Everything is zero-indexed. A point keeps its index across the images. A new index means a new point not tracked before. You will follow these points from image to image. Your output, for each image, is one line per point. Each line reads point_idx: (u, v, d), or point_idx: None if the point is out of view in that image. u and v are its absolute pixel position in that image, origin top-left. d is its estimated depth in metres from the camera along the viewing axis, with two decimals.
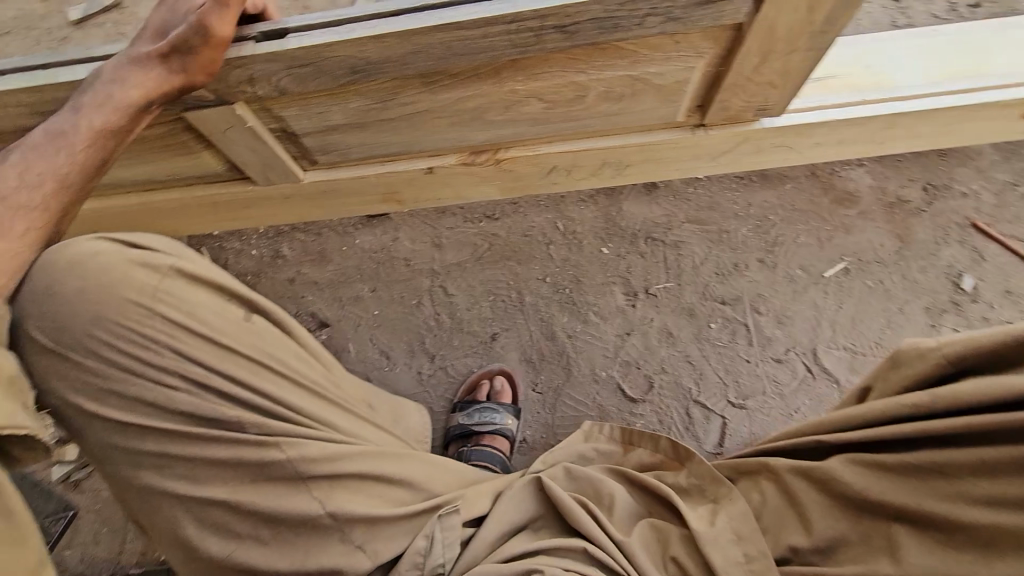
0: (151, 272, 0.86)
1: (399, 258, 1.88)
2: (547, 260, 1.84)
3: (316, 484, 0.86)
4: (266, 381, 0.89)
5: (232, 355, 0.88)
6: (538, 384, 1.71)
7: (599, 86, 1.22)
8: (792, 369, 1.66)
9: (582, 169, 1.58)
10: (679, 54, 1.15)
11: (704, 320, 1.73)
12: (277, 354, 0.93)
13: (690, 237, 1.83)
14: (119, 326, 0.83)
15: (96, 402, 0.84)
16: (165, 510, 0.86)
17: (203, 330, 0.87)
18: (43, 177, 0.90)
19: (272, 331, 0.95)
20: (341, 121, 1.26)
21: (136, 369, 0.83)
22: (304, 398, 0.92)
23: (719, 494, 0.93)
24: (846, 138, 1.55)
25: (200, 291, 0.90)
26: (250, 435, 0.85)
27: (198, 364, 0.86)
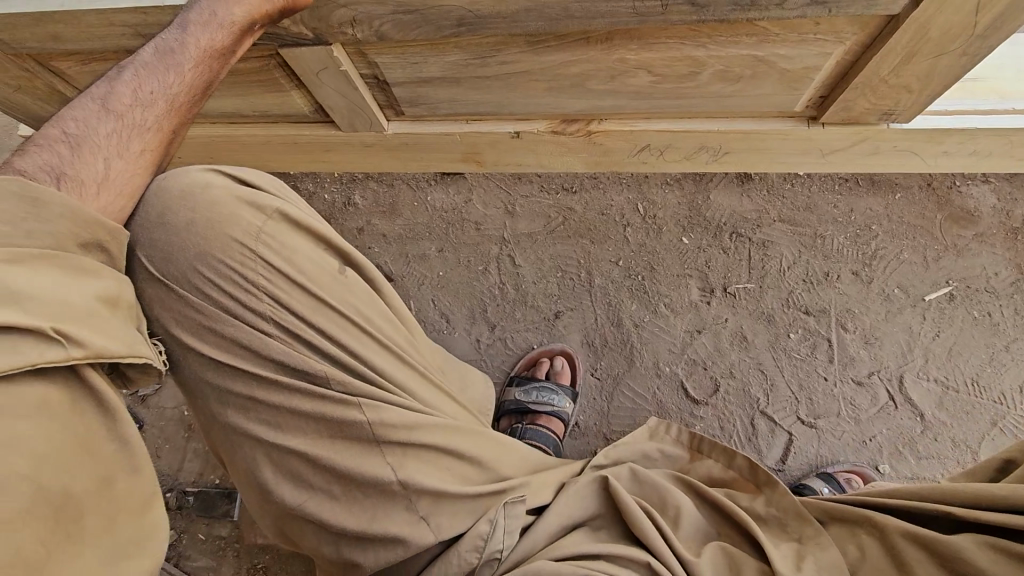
0: (256, 212, 0.86)
1: (470, 221, 1.84)
2: (621, 242, 1.76)
3: (389, 450, 0.84)
4: (354, 340, 0.87)
5: (325, 309, 0.86)
6: (597, 369, 1.67)
7: (717, 65, 1.09)
8: (873, 395, 1.56)
9: (676, 151, 1.44)
10: (817, 39, 1.01)
11: (783, 329, 1.63)
12: (368, 313, 0.91)
13: (780, 238, 1.70)
14: (222, 265, 0.82)
15: (192, 335, 0.83)
16: (246, 450, 0.84)
17: (300, 278, 0.86)
18: (155, 95, 0.87)
19: (364, 287, 0.93)
20: (435, 74, 1.19)
21: (234, 311, 0.83)
22: (388, 360, 0.90)
23: (803, 535, 0.92)
24: (987, 149, 1.36)
25: (300, 239, 0.89)
26: (333, 392, 0.82)
27: (292, 313, 0.84)
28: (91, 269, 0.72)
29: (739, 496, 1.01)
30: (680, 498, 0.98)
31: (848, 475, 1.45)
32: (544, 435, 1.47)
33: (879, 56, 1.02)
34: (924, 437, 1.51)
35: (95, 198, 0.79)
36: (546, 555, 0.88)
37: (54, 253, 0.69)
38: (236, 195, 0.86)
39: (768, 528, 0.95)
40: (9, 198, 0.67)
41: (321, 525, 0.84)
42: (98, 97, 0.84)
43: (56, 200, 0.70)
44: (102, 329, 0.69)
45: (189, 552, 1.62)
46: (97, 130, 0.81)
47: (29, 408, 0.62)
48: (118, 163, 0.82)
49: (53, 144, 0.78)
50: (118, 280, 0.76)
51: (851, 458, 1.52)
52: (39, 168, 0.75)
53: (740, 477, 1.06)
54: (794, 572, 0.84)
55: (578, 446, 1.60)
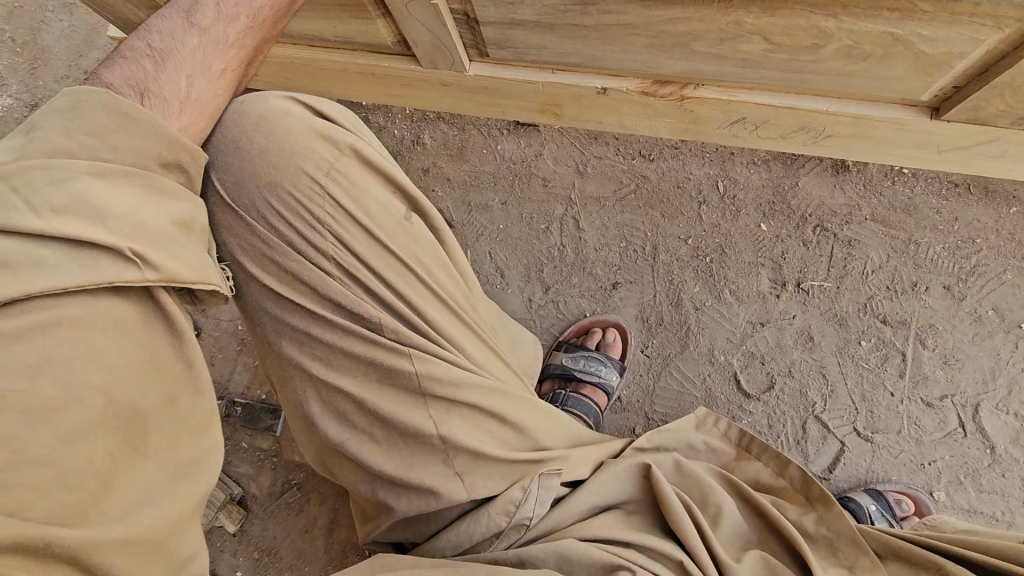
0: (332, 147, 0.84)
1: (538, 176, 1.77)
2: (694, 219, 1.67)
3: (434, 403, 0.82)
4: (413, 289, 0.85)
5: (387, 254, 0.84)
6: (648, 347, 1.62)
7: (846, 39, 0.97)
8: (941, 419, 1.46)
9: (774, 129, 1.31)
10: (973, 21, 0.87)
11: (855, 335, 1.53)
12: (429, 265, 0.88)
13: (869, 238, 1.57)
14: (291, 197, 0.81)
15: (254, 264, 0.82)
16: (295, 384, 0.84)
17: (365, 220, 0.83)
18: (239, 7, 0.81)
19: (429, 239, 0.90)
20: (530, 18, 1.11)
21: (299, 246, 0.81)
22: (441, 314, 0.87)
23: (856, 563, 0.87)
24: None
25: (369, 178, 0.86)
26: (384, 338, 0.81)
27: (355, 256, 0.82)
28: (168, 189, 0.71)
29: (785, 507, 0.97)
30: (722, 496, 0.94)
31: (898, 496, 1.38)
32: (587, 405, 1.45)
33: None
34: (989, 469, 1.42)
35: (179, 117, 0.77)
36: (572, 532, 0.86)
37: (137, 171, 0.68)
38: (311, 126, 0.84)
39: (815, 547, 0.91)
40: (99, 112, 0.68)
41: (360, 465, 0.85)
42: (183, 6, 0.79)
43: (145, 113, 0.70)
44: (176, 253, 0.68)
45: (232, 458, 1.71)
46: (181, 45, 0.78)
47: (107, 321, 0.63)
48: (202, 82, 0.79)
49: (138, 58, 0.76)
50: (195, 204, 0.75)
51: (905, 479, 1.44)
52: (125, 82, 0.74)
53: (789, 488, 1.01)
54: None
55: (617, 420, 1.58)
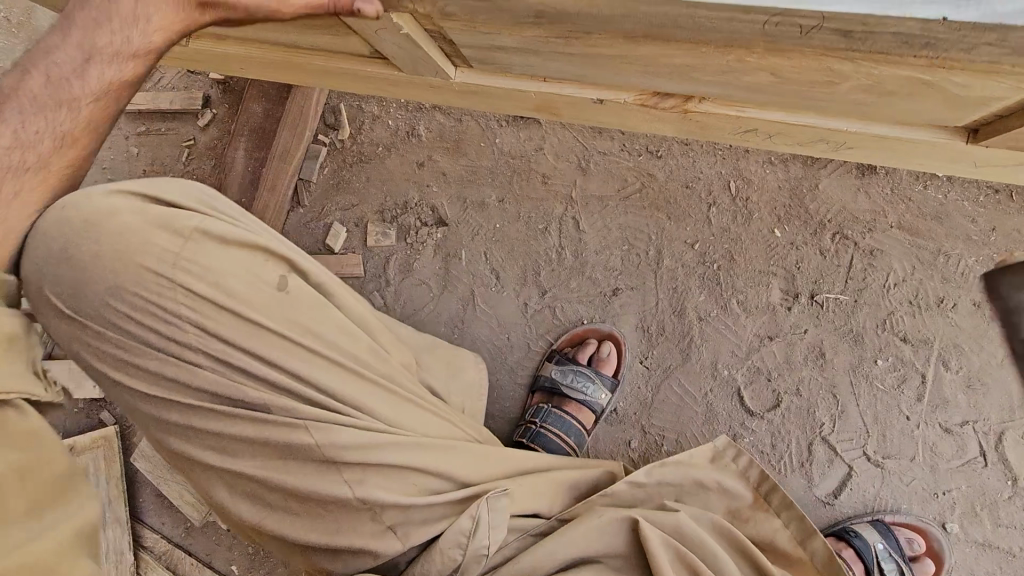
0: (173, 236, 0.75)
1: (538, 172, 1.67)
2: (702, 223, 1.55)
3: (347, 468, 0.77)
4: (298, 360, 0.79)
5: (261, 332, 0.77)
6: (648, 357, 1.54)
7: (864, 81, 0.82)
8: (960, 446, 1.37)
9: (789, 138, 1.18)
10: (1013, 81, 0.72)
11: (870, 353, 1.43)
12: (318, 328, 0.81)
13: (892, 248, 1.45)
14: (138, 299, 0.74)
15: (119, 373, 0.76)
16: (200, 475, 0.80)
17: (226, 302, 0.76)
18: (37, 134, 0.78)
19: (317, 296, 0.83)
20: (507, 45, 0.98)
21: (156, 346, 0.75)
22: (339, 376, 0.81)
23: None
24: None
25: (228, 252, 0.78)
26: (276, 415, 0.76)
27: (223, 342, 0.76)
28: None
29: None
30: (726, 565, 0.86)
31: (909, 535, 1.32)
32: (570, 423, 1.37)
33: None
34: (1010, 503, 1.33)
35: None
36: None
37: None
38: (149, 217, 0.75)
39: None
40: None
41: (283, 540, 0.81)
42: None
43: None
44: None
45: None
46: None
47: None
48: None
49: None
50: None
51: (916, 509, 1.36)
52: None
53: (807, 559, 0.93)
54: None
55: (614, 434, 1.52)
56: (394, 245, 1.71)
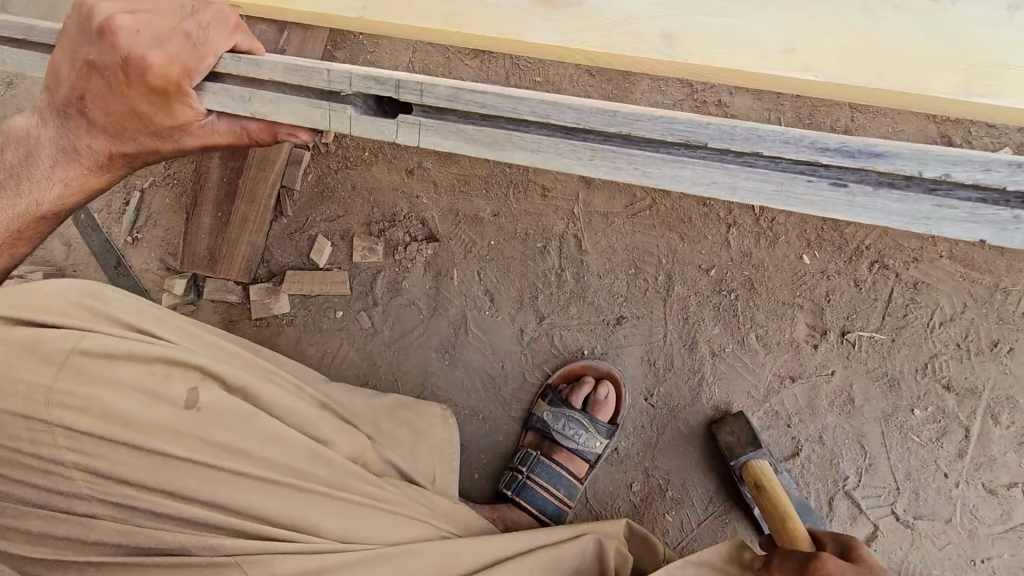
0: (49, 367, 0.81)
1: (537, 183, 1.50)
2: (720, 245, 1.38)
3: None
4: (213, 485, 0.82)
5: (160, 458, 0.81)
6: (652, 395, 1.39)
7: None
8: (1005, 509, 1.21)
9: None
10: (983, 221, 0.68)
11: (907, 401, 1.26)
12: (235, 442, 0.85)
13: (939, 281, 1.26)
14: (25, 453, 0.79)
15: (21, 547, 0.81)
16: None
17: (113, 430, 0.80)
18: None
19: (235, 404, 0.87)
20: None
21: (53, 504, 0.80)
22: (250, 488, 0.84)
23: None
24: None
25: (115, 369, 0.83)
26: (202, 557, 0.79)
27: (127, 484, 0.80)
28: None
29: None
30: None
31: None
32: (557, 475, 1.29)
33: None
34: None
35: None
36: None
37: None
38: (31, 351, 0.81)
39: None
40: None
41: None
42: None
43: None
44: None
45: None
46: None
47: None
48: None
49: None
50: None
51: None
52: None
53: None
54: None
55: (613, 475, 1.37)
56: (381, 261, 1.58)
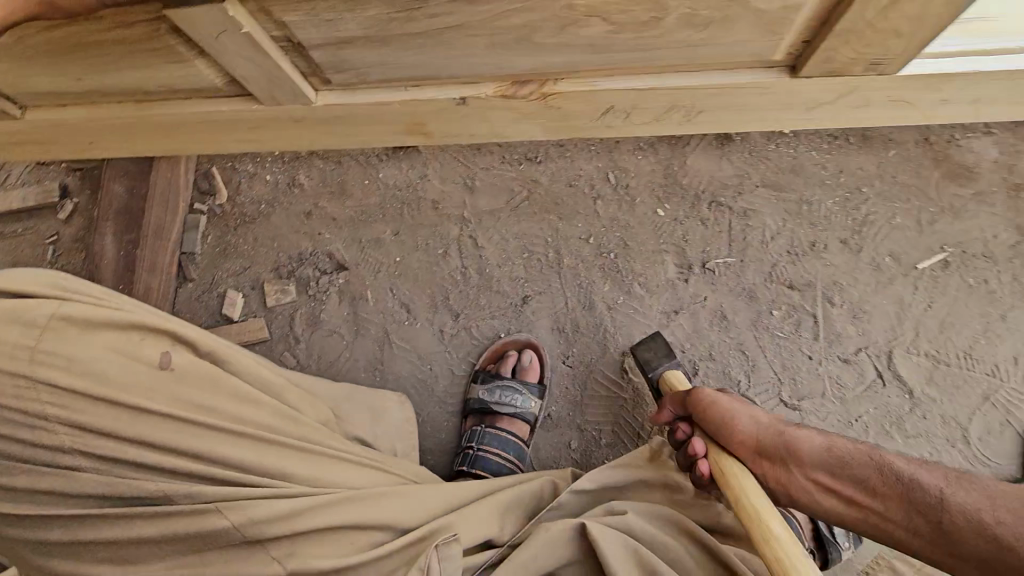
0: (29, 330, 0.80)
1: (427, 199, 1.67)
2: (592, 217, 1.61)
3: (275, 544, 0.79)
4: (191, 437, 0.82)
5: (145, 417, 0.80)
6: (569, 358, 1.52)
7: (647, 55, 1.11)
8: (860, 372, 1.48)
9: (642, 112, 1.32)
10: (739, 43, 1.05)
11: (765, 307, 1.52)
12: (209, 401, 0.86)
13: (763, 206, 1.57)
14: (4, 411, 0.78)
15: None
16: None
17: (97, 386, 0.80)
18: None
19: (207, 366, 0.89)
20: (358, 33, 1.06)
21: (27, 459, 0.79)
22: (229, 445, 0.83)
23: None
24: (992, 93, 1.22)
25: (95, 336, 0.83)
26: (180, 507, 0.78)
27: (102, 441, 0.79)
28: None
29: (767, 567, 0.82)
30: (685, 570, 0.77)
31: None
32: (504, 440, 1.37)
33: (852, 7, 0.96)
34: (913, 414, 1.45)
35: None
36: None
37: None
38: (8, 316, 0.80)
39: None
40: None
41: None
42: None
43: None
44: None
45: None
46: None
47: None
48: None
49: None
50: None
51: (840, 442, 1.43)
52: None
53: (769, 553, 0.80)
54: None
55: (552, 439, 1.47)
56: (297, 299, 1.64)
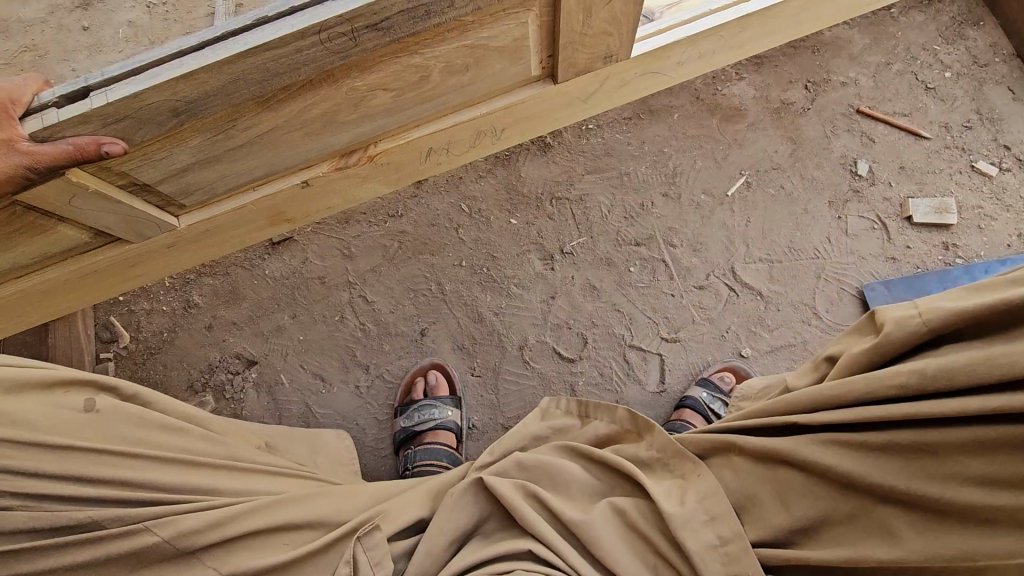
0: None
1: (313, 278, 1.84)
2: (458, 244, 1.82)
3: (209, 555, 0.90)
4: (119, 470, 0.94)
5: (76, 454, 0.93)
6: (475, 366, 1.71)
7: (440, 96, 1.35)
8: (716, 292, 1.69)
9: (460, 144, 1.56)
10: (497, 68, 1.32)
11: (623, 266, 1.74)
12: (136, 434, 1.00)
13: (593, 188, 1.82)
14: None
15: None
16: None
17: (25, 433, 0.92)
18: None
19: (131, 408, 1.02)
20: (190, 160, 1.24)
21: None
22: (157, 471, 0.96)
23: (686, 471, 0.92)
24: (713, 48, 1.55)
25: (23, 399, 0.96)
26: (109, 530, 0.87)
27: (28, 475, 0.89)
28: None
29: (624, 448, 1.00)
30: (568, 471, 0.99)
31: (719, 373, 1.58)
32: (434, 449, 1.53)
33: (562, 18, 1.23)
34: (769, 310, 1.66)
35: None
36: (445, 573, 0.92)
37: None
38: None
39: (656, 473, 0.95)
40: None
41: None
42: None
43: None
44: None
45: None
46: None
47: None
48: None
49: None
50: None
51: (719, 356, 1.64)
52: None
53: (626, 428, 1.06)
54: (678, 506, 0.85)
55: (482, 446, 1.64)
56: (215, 407, 1.74)
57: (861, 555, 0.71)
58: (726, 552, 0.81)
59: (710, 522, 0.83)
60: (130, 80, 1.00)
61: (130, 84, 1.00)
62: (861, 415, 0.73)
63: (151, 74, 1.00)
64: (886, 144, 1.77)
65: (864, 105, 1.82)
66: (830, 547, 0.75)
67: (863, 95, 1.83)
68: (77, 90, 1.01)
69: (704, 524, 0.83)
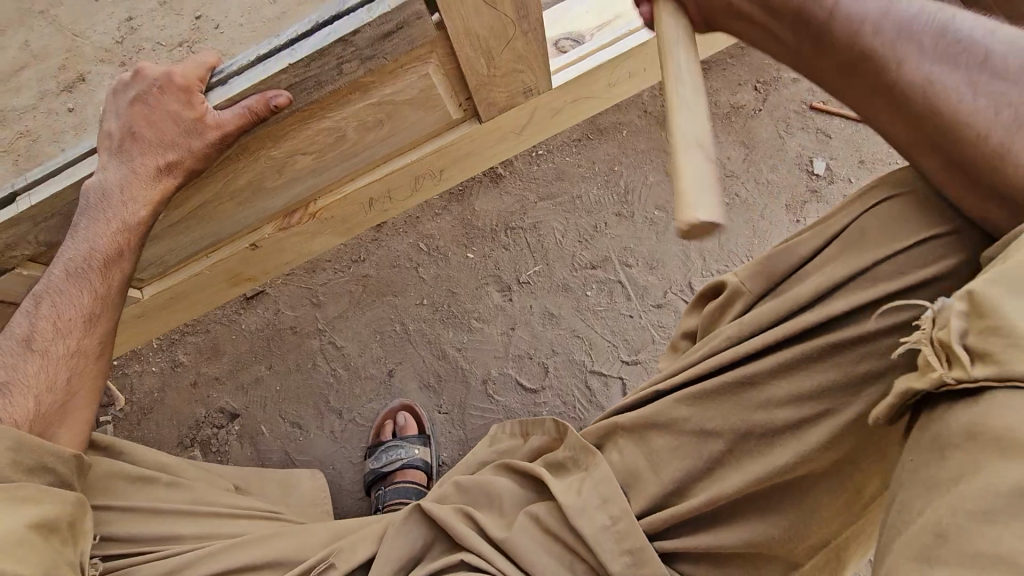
0: None
1: (286, 328, 1.90)
2: (420, 283, 1.85)
3: None
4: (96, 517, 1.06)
5: None
6: (442, 404, 1.73)
7: (358, 151, 1.37)
8: (674, 310, 1.67)
9: (400, 190, 1.59)
10: (420, 116, 1.35)
11: (581, 290, 1.73)
12: (109, 484, 1.10)
13: (547, 215, 1.82)
14: None
15: None
16: None
17: None
18: None
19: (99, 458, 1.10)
20: None
21: None
22: (124, 521, 1.07)
23: (590, 464, 0.92)
24: (642, 65, 1.54)
25: None
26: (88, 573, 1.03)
27: None
28: None
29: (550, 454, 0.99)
30: (496, 486, 0.99)
31: None
32: (404, 488, 1.56)
33: (463, 57, 1.21)
34: None
35: None
36: None
37: None
38: None
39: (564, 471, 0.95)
40: None
41: None
42: None
43: None
44: None
45: None
46: None
47: None
48: None
49: None
50: None
51: None
52: None
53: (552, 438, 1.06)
54: (575, 496, 0.88)
55: None
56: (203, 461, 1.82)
57: (717, 492, 0.79)
58: (617, 529, 0.85)
59: (602, 504, 0.87)
60: (51, 181, 1.08)
61: (56, 182, 1.08)
62: (696, 371, 0.83)
63: (67, 173, 1.09)
64: (842, 139, 1.73)
65: (818, 101, 1.77)
66: (698, 495, 0.81)
67: (816, 91, 1.78)
68: (4, 196, 1.06)
69: (597, 507, 0.87)
